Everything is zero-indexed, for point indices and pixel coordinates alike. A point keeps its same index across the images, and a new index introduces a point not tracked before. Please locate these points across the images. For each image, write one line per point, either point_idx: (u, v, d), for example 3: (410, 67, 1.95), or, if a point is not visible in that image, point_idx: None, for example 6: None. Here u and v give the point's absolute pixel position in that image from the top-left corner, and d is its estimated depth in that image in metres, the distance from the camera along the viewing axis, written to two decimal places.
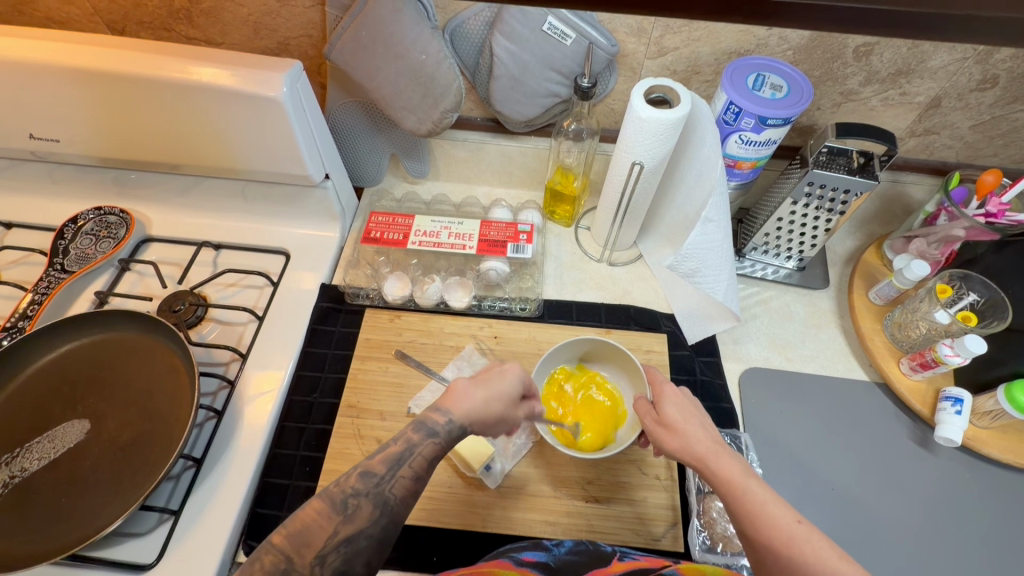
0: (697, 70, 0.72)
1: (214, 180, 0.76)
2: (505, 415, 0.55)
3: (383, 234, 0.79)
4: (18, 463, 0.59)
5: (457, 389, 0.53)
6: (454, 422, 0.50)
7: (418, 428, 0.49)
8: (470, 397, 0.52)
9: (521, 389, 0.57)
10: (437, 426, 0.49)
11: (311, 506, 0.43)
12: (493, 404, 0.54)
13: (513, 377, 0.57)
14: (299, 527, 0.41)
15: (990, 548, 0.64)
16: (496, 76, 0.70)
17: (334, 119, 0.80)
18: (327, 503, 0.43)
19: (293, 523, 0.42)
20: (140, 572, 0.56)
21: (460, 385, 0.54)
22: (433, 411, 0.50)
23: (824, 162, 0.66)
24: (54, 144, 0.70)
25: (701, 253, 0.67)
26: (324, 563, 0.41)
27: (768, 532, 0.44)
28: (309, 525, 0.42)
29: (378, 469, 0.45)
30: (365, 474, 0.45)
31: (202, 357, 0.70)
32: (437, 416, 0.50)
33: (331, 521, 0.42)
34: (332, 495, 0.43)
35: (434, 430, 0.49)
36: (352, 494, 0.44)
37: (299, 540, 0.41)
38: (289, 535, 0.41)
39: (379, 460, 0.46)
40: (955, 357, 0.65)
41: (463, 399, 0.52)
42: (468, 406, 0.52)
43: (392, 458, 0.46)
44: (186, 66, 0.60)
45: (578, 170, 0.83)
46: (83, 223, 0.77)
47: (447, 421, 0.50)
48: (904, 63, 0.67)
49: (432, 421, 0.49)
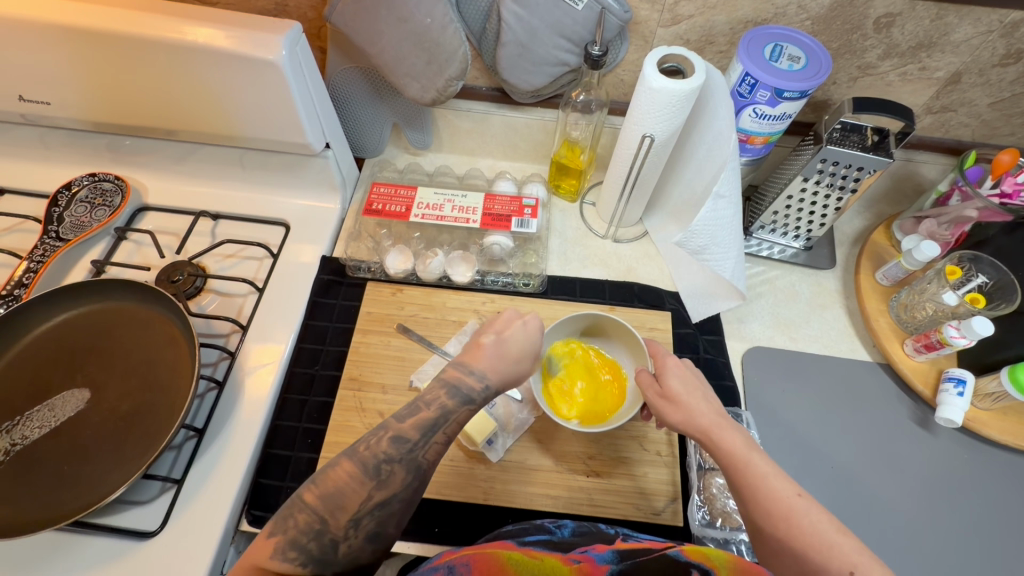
0: (711, 39, 0.69)
1: (212, 148, 0.74)
2: (530, 370, 0.56)
3: (385, 206, 0.77)
4: (17, 432, 0.58)
5: (486, 348, 0.52)
6: (491, 387, 0.50)
7: (453, 394, 0.49)
8: (501, 360, 0.52)
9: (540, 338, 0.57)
10: (473, 391, 0.49)
11: (343, 467, 0.43)
12: (521, 361, 0.54)
13: (533, 329, 0.56)
14: (331, 488, 0.42)
15: (984, 526, 0.65)
16: (505, 43, 0.67)
17: (334, 86, 0.77)
18: (359, 467, 0.43)
19: (326, 483, 0.43)
20: (145, 539, 0.56)
21: (488, 344, 0.53)
22: (465, 374, 0.50)
23: (838, 138, 0.64)
24: (44, 106, 0.68)
25: (711, 229, 0.66)
26: (358, 525, 0.42)
27: (768, 502, 0.45)
28: (342, 486, 0.42)
29: (411, 435, 0.46)
30: (397, 439, 0.45)
31: (202, 329, 0.69)
32: (472, 381, 0.50)
33: (363, 484, 0.43)
34: (365, 459, 0.44)
35: (471, 395, 0.49)
36: (385, 459, 0.44)
37: (332, 502, 0.42)
38: (321, 495, 0.42)
39: (412, 426, 0.46)
40: (960, 339, 0.65)
41: (494, 360, 0.52)
42: (501, 368, 0.52)
43: (426, 424, 0.47)
44: (180, 25, 0.57)
45: (585, 144, 0.81)
46: (78, 189, 0.75)
47: (483, 386, 0.50)
48: (926, 35, 0.65)
49: (466, 386, 0.49)
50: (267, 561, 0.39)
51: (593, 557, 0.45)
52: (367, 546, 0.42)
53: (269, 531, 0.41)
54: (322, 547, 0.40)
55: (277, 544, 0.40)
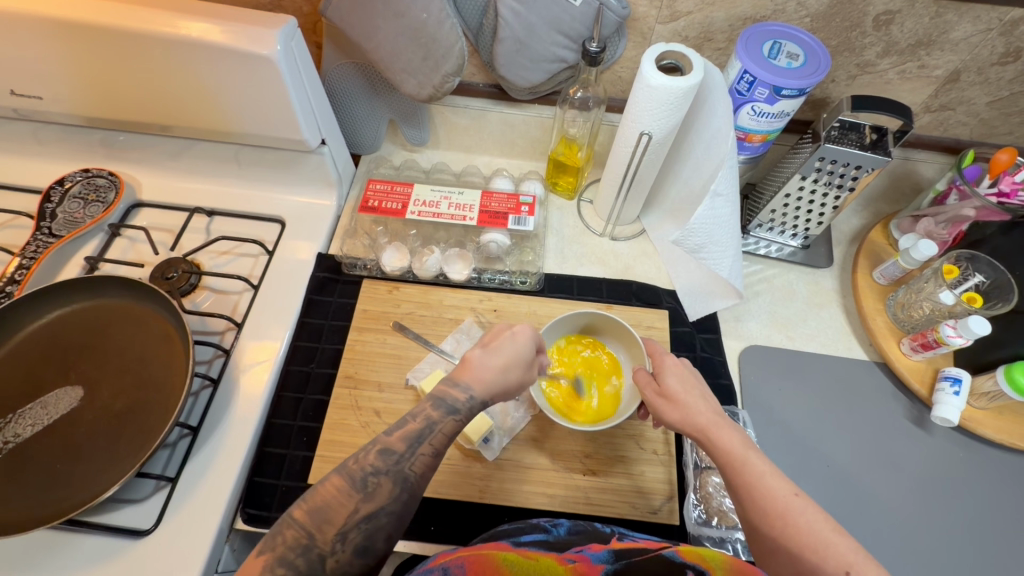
0: (710, 36, 0.69)
1: (206, 144, 0.73)
2: (522, 380, 0.55)
3: (381, 203, 0.77)
4: (10, 430, 0.58)
5: (471, 361, 0.52)
6: (476, 397, 0.50)
7: (438, 405, 0.49)
8: (487, 370, 0.52)
9: (534, 348, 0.56)
10: (458, 403, 0.49)
11: (330, 483, 0.44)
12: (510, 371, 0.53)
13: (523, 339, 0.55)
14: (319, 504, 0.42)
15: (979, 525, 0.65)
16: (502, 39, 0.66)
17: (330, 82, 0.77)
18: (346, 481, 0.44)
19: (314, 499, 0.43)
20: (139, 538, 0.56)
21: (474, 356, 0.53)
22: (451, 387, 0.50)
23: (836, 137, 0.64)
24: (36, 101, 0.67)
25: (709, 228, 0.65)
26: (345, 539, 0.42)
27: (764, 502, 0.45)
28: (329, 501, 0.43)
29: (398, 447, 0.46)
30: (384, 452, 0.45)
31: (196, 326, 0.69)
32: (457, 393, 0.50)
33: (351, 498, 0.43)
34: (352, 473, 0.44)
35: (456, 406, 0.49)
36: (372, 472, 0.44)
37: (319, 517, 0.42)
38: (309, 511, 0.42)
39: (399, 438, 0.46)
40: (957, 338, 0.65)
41: (481, 372, 0.52)
42: (488, 377, 0.51)
43: (412, 436, 0.47)
44: (173, 20, 0.56)
45: (583, 141, 0.81)
46: (71, 185, 0.75)
47: (467, 397, 0.50)
48: (926, 33, 0.64)
49: (451, 398, 0.49)
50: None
51: (589, 556, 0.45)
52: (356, 560, 0.42)
53: (257, 551, 0.40)
54: (310, 562, 0.40)
55: (265, 561, 0.39)
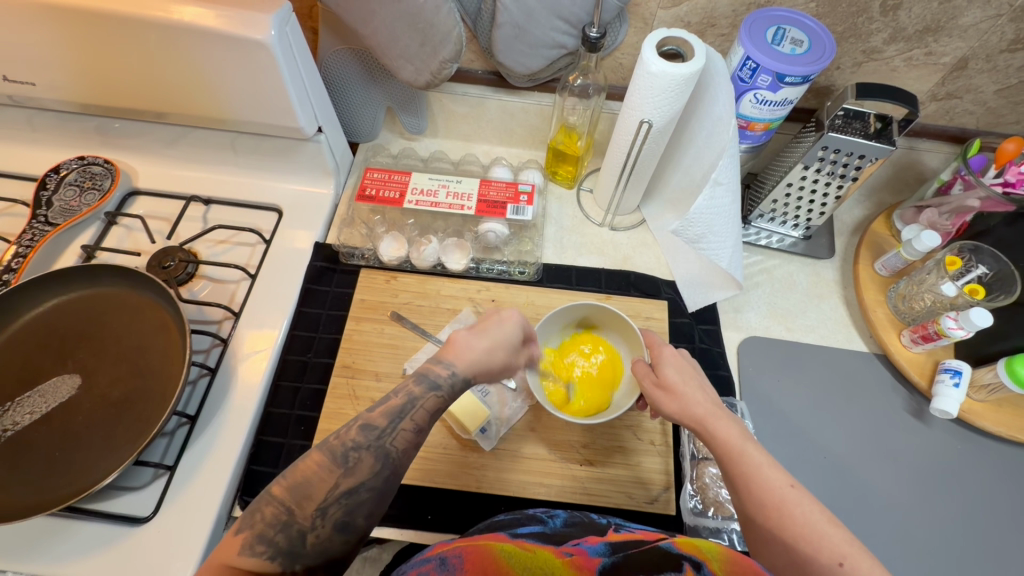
0: (713, 22, 0.68)
1: (202, 131, 0.73)
2: (506, 361, 0.55)
3: (379, 192, 0.76)
4: (9, 417, 0.58)
5: (457, 340, 0.53)
6: (460, 376, 0.50)
7: (421, 381, 0.49)
8: (472, 349, 0.52)
9: (522, 333, 0.57)
10: (440, 378, 0.50)
11: (311, 459, 0.44)
12: (495, 352, 0.54)
13: (513, 324, 0.56)
14: (299, 479, 0.43)
15: (974, 517, 0.65)
16: (500, 24, 0.65)
17: (327, 68, 0.76)
18: (327, 456, 0.44)
19: (293, 475, 0.43)
20: (137, 525, 0.56)
21: (460, 336, 0.53)
22: (436, 364, 0.50)
23: (840, 126, 0.62)
24: (29, 87, 0.66)
25: (709, 217, 0.64)
26: (326, 515, 0.42)
27: (760, 493, 0.45)
28: (310, 477, 0.43)
29: (380, 423, 0.46)
30: (366, 427, 0.46)
31: (193, 315, 0.68)
32: (440, 369, 0.50)
33: (332, 473, 0.43)
34: (333, 448, 0.44)
35: (438, 383, 0.49)
36: (353, 447, 0.45)
37: (300, 492, 0.42)
38: (289, 487, 0.42)
39: (380, 414, 0.47)
40: (958, 330, 0.64)
41: (465, 350, 0.52)
42: (472, 357, 0.52)
43: (394, 411, 0.47)
44: (167, 4, 0.55)
45: (583, 129, 0.80)
46: (66, 173, 0.74)
47: (450, 374, 0.50)
48: (934, 19, 0.63)
49: (434, 373, 0.50)
50: (234, 557, 0.38)
51: (586, 549, 0.45)
52: (336, 537, 0.42)
53: (234, 528, 0.40)
54: (290, 539, 0.40)
55: (244, 539, 0.39)
